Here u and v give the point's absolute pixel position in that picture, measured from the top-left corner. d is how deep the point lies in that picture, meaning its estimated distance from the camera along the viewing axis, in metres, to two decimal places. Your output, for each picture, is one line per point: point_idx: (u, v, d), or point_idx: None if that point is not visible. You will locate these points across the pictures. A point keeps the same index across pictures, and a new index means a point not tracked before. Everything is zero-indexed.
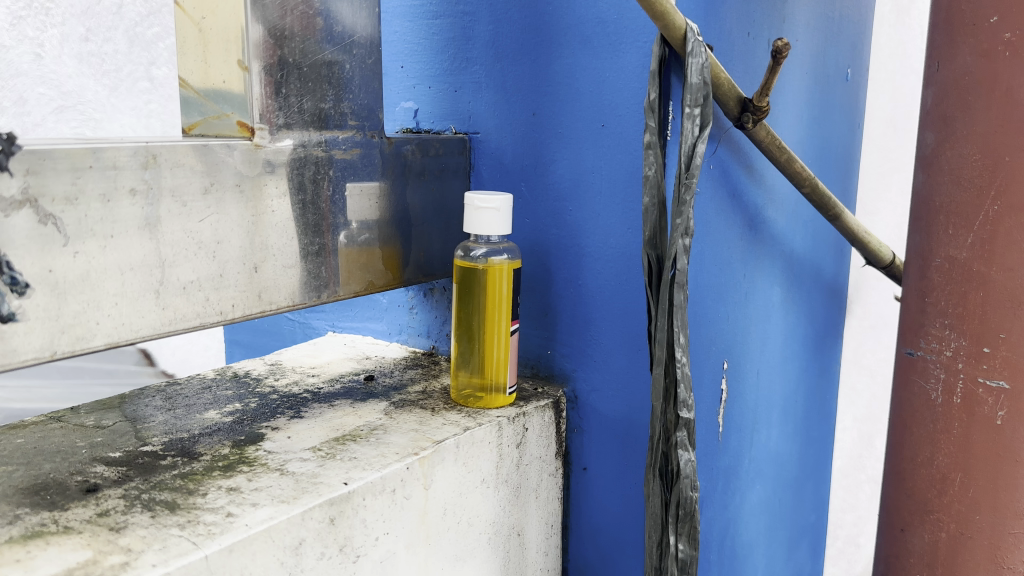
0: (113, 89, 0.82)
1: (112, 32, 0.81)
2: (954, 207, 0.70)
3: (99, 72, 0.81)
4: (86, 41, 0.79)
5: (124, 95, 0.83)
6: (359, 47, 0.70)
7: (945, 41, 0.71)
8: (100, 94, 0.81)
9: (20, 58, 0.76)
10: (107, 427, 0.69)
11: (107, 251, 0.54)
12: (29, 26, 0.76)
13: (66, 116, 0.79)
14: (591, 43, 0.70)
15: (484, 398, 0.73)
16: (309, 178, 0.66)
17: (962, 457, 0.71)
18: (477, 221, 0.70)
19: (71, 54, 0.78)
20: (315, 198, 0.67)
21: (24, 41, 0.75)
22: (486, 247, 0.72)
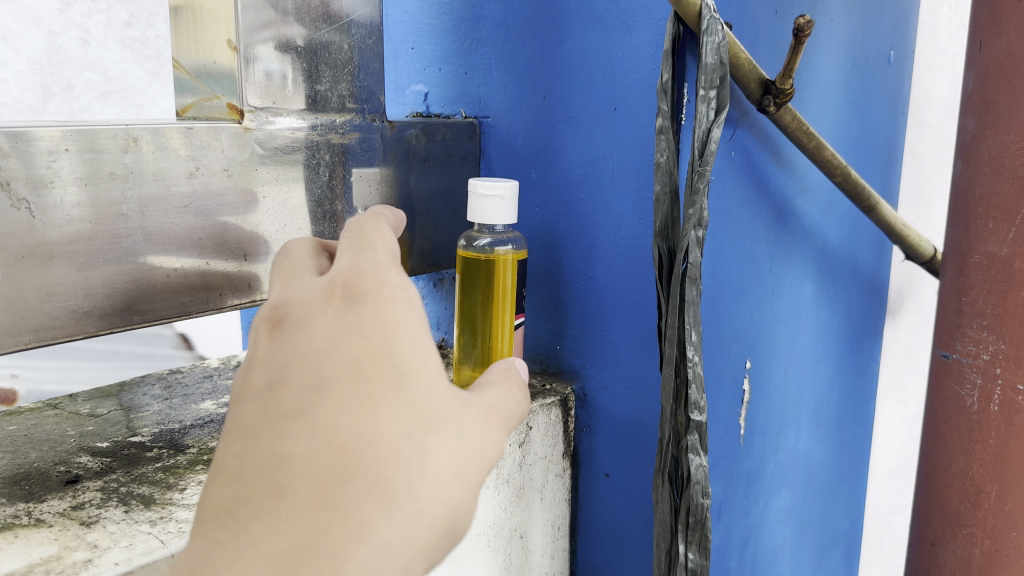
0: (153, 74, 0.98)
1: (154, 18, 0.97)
2: (995, 199, 0.65)
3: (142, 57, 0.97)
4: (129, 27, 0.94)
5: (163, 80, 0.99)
6: (360, 27, 0.66)
7: (987, 19, 0.65)
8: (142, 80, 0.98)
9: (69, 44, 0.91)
10: (101, 415, 0.68)
11: (85, 237, 0.53)
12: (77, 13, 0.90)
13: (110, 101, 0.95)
14: (603, 21, 0.66)
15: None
16: (326, 163, 0.66)
17: (999, 469, 0.67)
18: (479, 210, 0.67)
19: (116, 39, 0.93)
20: (331, 181, 0.66)
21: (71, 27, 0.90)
22: (491, 236, 0.69)
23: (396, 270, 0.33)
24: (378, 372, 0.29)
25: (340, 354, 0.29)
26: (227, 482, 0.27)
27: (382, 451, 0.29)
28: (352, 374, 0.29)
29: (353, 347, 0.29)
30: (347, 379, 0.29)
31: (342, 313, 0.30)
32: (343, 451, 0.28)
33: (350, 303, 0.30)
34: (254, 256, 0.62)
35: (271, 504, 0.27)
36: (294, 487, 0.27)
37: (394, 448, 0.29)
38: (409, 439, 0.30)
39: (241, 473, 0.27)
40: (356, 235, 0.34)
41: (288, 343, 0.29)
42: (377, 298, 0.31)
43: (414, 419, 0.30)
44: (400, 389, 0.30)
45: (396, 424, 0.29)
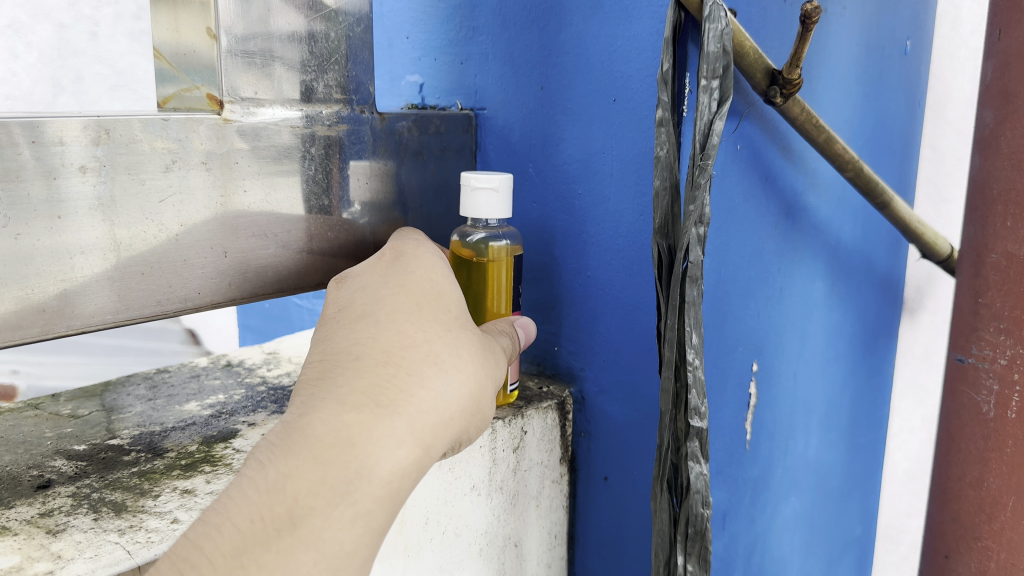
0: None
1: None
2: (1015, 195, 0.61)
3: None
4: None
5: None
6: (348, 15, 0.64)
7: (1007, 6, 0.62)
8: None
9: None
10: (81, 417, 0.66)
11: (56, 234, 0.50)
12: None
13: None
14: (601, 8, 0.63)
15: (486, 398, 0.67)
16: (318, 155, 0.63)
17: (1016, 480, 0.63)
18: (472, 202, 0.64)
19: None
20: (320, 175, 0.64)
21: None
22: (484, 231, 0.65)
23: (427, 255, 0.56)
24: (426, 313, 0.50)
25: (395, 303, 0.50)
26: (327, 366, 0.48)
27: (415, 361, 0.48)
28: (400, 317, 0.50)
29: (411, 294, 0.52)
30: (398, 294, 0.51)
31: (396, 271, 0.54)
32: (394, 366, 0.47)
33: (398, 266, 0.54)
34: (235, 254, 0.60)
35: (350, 364, 0.47)
36: (363, 367, 0.47)
37: (439, 338, 0.49)
38: (433, 369, 0.48)
39: (331, 357, 0.48)
40: (396, 249, 0.57)
41: (364, 293, 0.52)
42: (426, 268, 0.54)
43: (432, 356, 0.48)
44: (440, 326, 0.50)
45: (436, 354, 0.49)
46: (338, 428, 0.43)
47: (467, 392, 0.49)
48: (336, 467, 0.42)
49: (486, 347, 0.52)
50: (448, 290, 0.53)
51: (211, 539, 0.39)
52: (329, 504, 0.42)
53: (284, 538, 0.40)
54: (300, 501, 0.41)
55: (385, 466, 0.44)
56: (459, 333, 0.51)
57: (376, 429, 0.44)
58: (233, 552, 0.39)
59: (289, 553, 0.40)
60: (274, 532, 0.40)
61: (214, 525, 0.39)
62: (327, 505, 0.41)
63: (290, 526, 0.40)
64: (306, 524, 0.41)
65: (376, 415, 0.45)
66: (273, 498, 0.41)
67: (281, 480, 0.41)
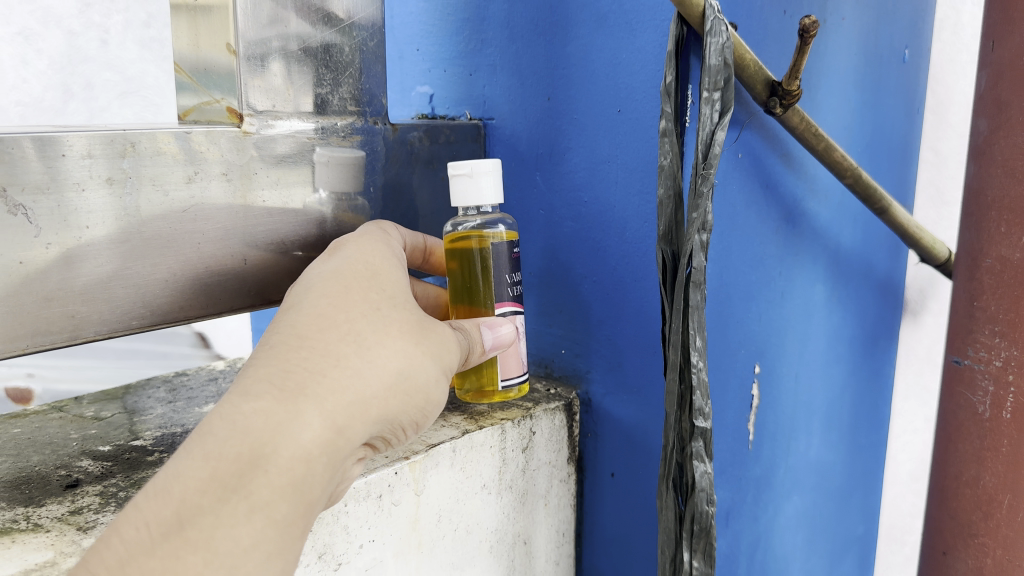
0: None
1: None
2: (1008, 202, 0.63)
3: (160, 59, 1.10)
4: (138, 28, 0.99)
5: None
6: (361, 29, 0.66)
7: (1001, 17, 0.64)
8: None
9: None
10: (104, 418, 0.68)
11: (84, 244, 0.53)
12: None
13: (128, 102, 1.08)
14: (606, 22, 0.65)
15: (484, 391, 0.66)
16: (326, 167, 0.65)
17: (1011, 478, 0.65)
18: (457, 191, 0.65)
19: None
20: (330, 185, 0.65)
21: None
22: (478, 219, 0.67)
23: (365, 245, 0.55)
24: (352, 294, 0.49)
25: (322, 286, 0.50)
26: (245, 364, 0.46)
27: (331, 343, 0.46)
28: (326, 299, 0.49)
29: (341, 279, 0.51)
30: (330, 280, 0.51)
31: (334, 259, 0.54)
32: (305, 351, 0.45)
33: (338, 256, 0.54)
34: (254, 261, 0.62)
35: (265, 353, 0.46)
36: (274, 356, 0.45)
37: (363, 319, 0.48)
38: (350, 348, 0.46)
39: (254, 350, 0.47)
40: (333, 245, 0.57)
41: (300, 283, 0.51)
42: (365, 255, 0.54)
43: (353, 335, 0.47)
44: (366, 307, 0.49)
45: (357, 334, 0.47)
46: (236, 419, 0.41)
47: (390, 371, 0.48)
48: (229, 459, 0.40)
49: (420, 325, 0.51)
50: (380, 274, 0.53)
51: (98, 553, 0.36)
52: (219, 500, 0.39)
53: (172, 541, 0.37)
54: (187, 501, 0.38)
55: (288, 452, 0.41)
56: (387, 315, 0.49)
57: (280, 415, 0.42)
58: (120, 563, 0.36)
59: (177, 557, 0.37)
60: (160, 535, 0.37)
61: (102, 538, 0.37)
62: (218, 501, 0.39)
63: (178, 528, 0.38)
64: (195, 525, 0.38)
65: (281, 400, 0.42)
66: (160, 501, 0.38)
67: (170, 482, 0.39)
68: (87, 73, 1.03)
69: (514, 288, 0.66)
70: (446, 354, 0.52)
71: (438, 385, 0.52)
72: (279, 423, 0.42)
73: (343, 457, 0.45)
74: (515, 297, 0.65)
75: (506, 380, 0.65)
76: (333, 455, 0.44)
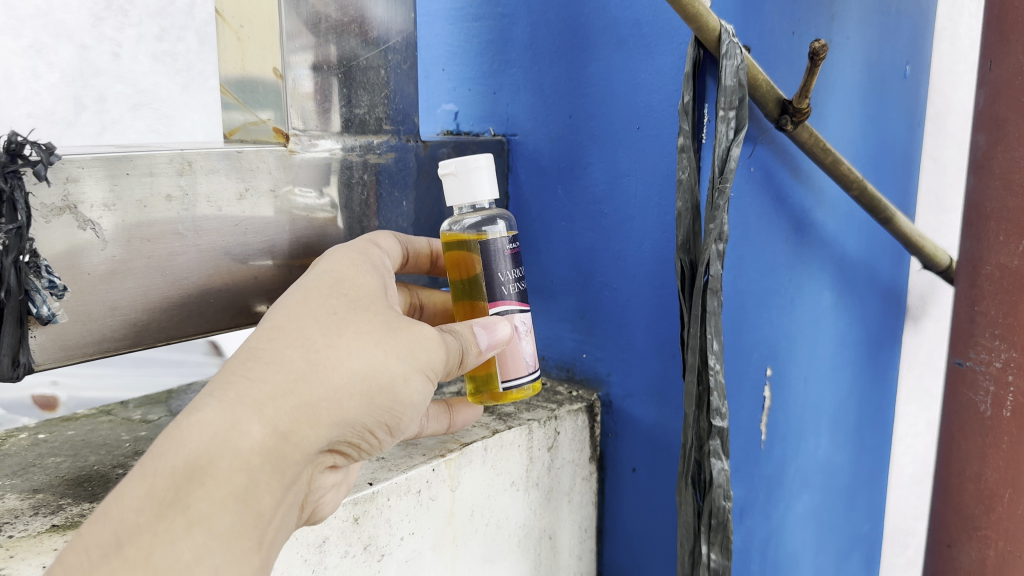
0: (184, 87, 1.05)
1: (184, 32, 1.03)
2: (1006, 213, 0.67)
3: (170, 70, 1.03)
4: (160, 41, 1.01)
5: (194, 92, 1.06)
6: (395, 52, 0.70)
7: (996, 39, 0.68)
8: (173, 92, 1.04)
9: (100, 56, 0.96)
10: (152, 421, 0.72)
11: (146, 258, 0.56)
12: (109, 27, 0.96)
13: (140, 113, 1.02)
14: (625, 44, 0.69)
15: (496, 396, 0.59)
16: (354, 182, 0.68)
17: (1012, 473, 0.69)
18: (453, 188, 0.60)
19: (147, 52, 1.00)
20: (357, 201, 0.69)
21: (103, 41, 0.96)
22: (477, 215, 0.59)
23: (338, 251, 0.52)
24: (312, 299, 0.46)
25: (286, 293, 0.47)
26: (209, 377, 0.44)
27: (281, 347, 0.43)
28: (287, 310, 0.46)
29: (306, 286, 0.48)
30: (296, 288, 0.48)
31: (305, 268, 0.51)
32: (251, 360, 0.43)
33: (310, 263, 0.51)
34: (298, 273, 0.66)
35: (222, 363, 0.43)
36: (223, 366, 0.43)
37: (320, 320, 0.45)
38: (296, 351, 0.43)
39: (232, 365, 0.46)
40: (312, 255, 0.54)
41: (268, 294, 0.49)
42: (334, 260, 0.51)
43: (302, 343, 0.44)
44: (324, 309, 0.46)
45: (309, 342, 0.44)
46: (177, 431, 0.39)
47: (343, 373, 0.45)
48: (165, 475, 0.37)
49: (380, 326, 0.47)
50: (350, 278, 0.49)
51: None
52: (157, 517, 0.37)
53: (111, 563, 0.35)
54: (125, 521, 0.36)
55: (226, 463, 0.39)
56: (348, 316, 0.46)
57: (222, 422, 0.40)
58: None
59: None
60: (99, 558, 0.35)
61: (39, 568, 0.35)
62: (155, 519, 0.36)
63: (117, 548, 0.35)
64: (134, 543, 0.36)
65: (224, 407, 0.40)
66: (98, 524, 0.36)
67: (107, 506, 0.36)
68: (99, 86, 0.97)
69: (516, 286, 0.59)
70: (418, 351, 0.48)
71: (410, 384, 0.48)
72: (220, 431, 0.39)
73: (295, 463, 0.42)
74: (519, 295, 0.58)
75: (515, 381, 0.59)
76: (279, 461, 0.42)
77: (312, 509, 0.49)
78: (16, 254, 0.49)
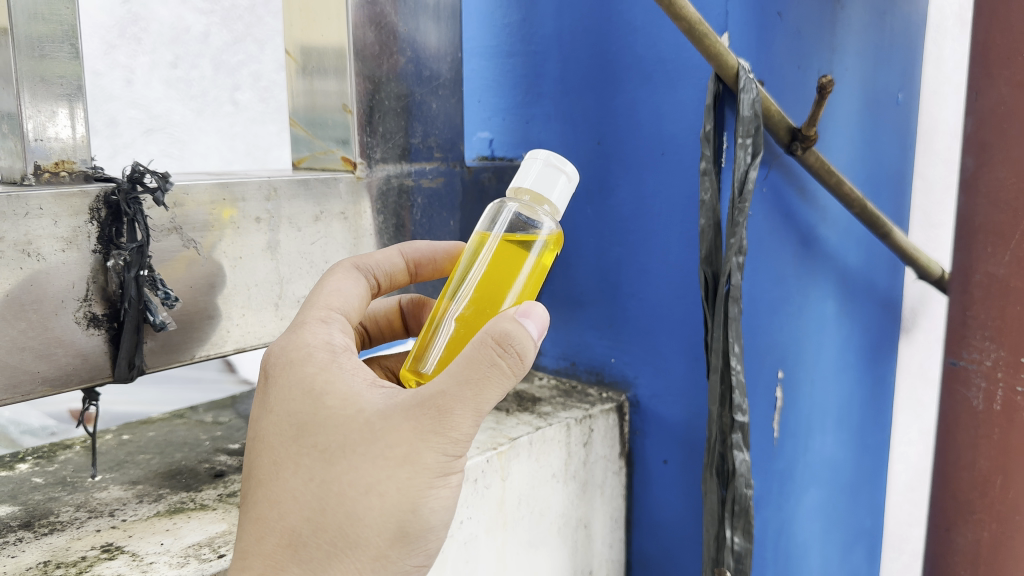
0: (199, 112, 1.11)
1: (199, 60, 1.10)
2: (993, 226, 0.76)
3: (185, 96, 1.09)
4: (173, 67, 1.07)
5: (209, 118, 1.11)
6: (445, 87, 0.79)
7: (981, 72, 0.76)
8: (187, 118, 1.09)
9: (113, 83, 1.02)
10: (223, 423, 0.79)
11: (236, 272, 0.64)
12: (121, 54, 1.02)
13: (153, 137, 1.06)
14: (650, 79, 0.77)
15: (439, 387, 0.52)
16: (393, 203, 0.75)
17: (1002, 460, 0.77)
18: (528, 176, 0.54)
19: (160, 79, 1.06)
20: (396, 220, 0.76)
21: (116, 67, 1.02)
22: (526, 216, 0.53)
23: (288, 370, 0.45)
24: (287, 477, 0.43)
25: (264, 471, 0.44)
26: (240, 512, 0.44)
27: (272, 554, 0.42)
28: (272, 485, 0.43)
29: (277, 455, 0.43)
30: (270, 454, 0.44)
31: (271, 403, 0.45)
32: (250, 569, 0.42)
33: (272, 395, 0.45)
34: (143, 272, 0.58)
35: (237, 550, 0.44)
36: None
37: (298, 501, 0.42)
38: (290, 554, 0.42)
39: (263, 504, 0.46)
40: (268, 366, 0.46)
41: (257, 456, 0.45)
42: (291, 389, 0.44)
43: (291, 537, 0.42)
44: (299, 487, 0.42)
45: (302, 532, 0.42)
46: None
47: (348, 545, 0.42)
48: None
49: (367, 458, 0.42)
50: (319, 397, 0.43)
51: None
52: None
53: None
54: None
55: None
56: (328, 482, 0.42)
57: None
58: None
59: None
60: None
61: None
62: None
63: None
64: None
65: None
66: None
67: None
68: (111, 111, 1.03)
69: None
70: (424, 467, 0.42)
71: (432, 497, 0.43)
72: None
73: None
74: None
75: None
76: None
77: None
78: (136, 268, 0.56)
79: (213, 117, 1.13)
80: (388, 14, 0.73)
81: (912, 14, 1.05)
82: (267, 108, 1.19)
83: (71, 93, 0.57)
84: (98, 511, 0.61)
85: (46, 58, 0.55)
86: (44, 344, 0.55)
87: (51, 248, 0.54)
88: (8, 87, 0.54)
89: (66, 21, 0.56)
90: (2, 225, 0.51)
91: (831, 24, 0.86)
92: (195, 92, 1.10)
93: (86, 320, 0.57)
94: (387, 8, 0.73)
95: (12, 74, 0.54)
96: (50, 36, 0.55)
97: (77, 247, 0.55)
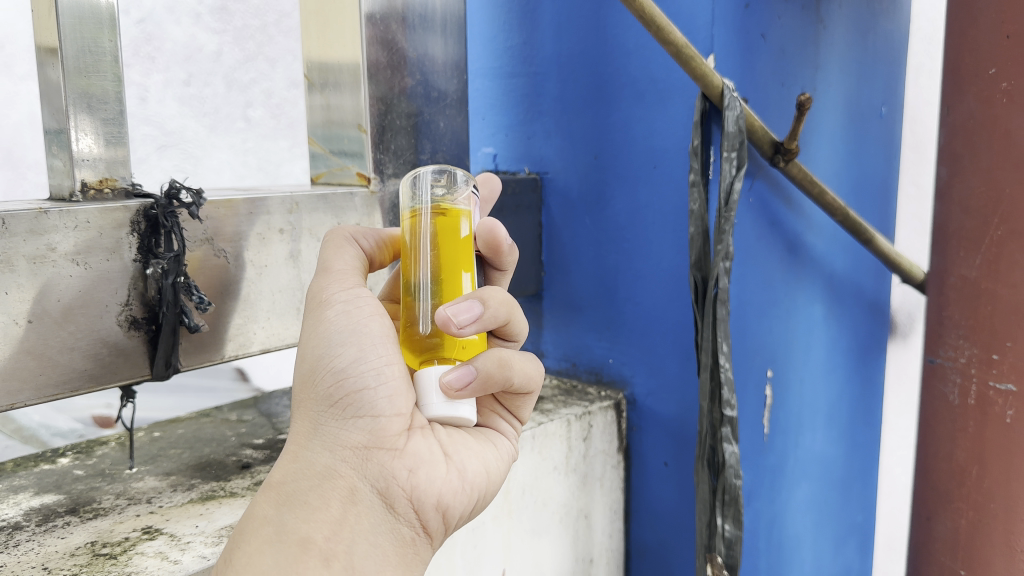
0: (212, 129, 1.16)
1: (212, 78, 1.15)
2: (964, 232, 0.81)
3: (198, 112, 1.14)
4: (186, 85, 1.12)
5: (220, 133, 1.17)
6: (451, 107, 0.85)
7: (952, 88, 0.82)
8: (200, 133, 1.15)
9: (130, 101, 1.07)
10: (247, 421, 0.85)
11: (261, 277, 0.70)
12: (137, 72, 1.07)
13: (166, 153, 1.11)
14: (642, 98, 0.83)
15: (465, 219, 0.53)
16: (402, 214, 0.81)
17: (978, 452, 0.81)
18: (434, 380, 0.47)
19: (175, 96, 1.11)
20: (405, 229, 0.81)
21: (133, 86, 1.07)
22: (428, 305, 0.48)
23: None
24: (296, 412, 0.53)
25: None
26: None
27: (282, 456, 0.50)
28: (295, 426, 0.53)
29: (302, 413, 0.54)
30: None
31: None
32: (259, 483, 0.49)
33: None
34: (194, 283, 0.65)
35: None
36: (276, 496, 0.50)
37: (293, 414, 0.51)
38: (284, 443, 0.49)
39: None
40: None
41: None
42: None
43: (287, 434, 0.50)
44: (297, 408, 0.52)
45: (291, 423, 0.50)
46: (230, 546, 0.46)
47: (301, 404, 0.49)
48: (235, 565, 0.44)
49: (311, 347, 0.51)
50: None
51: None
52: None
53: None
54: None
55: (249, 526, 0.45)
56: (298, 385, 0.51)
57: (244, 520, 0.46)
58: None
59: None
60: None
61: None
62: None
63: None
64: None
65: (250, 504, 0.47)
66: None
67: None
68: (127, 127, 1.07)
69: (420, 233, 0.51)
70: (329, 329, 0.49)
71: (338, 342, 0.48)
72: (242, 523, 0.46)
73: (317, 483, 0.46)
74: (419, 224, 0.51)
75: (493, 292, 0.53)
76: (297, 496, 0.46)
77: (414, 482, 0.48)
78: (174, 275, 0.62)
79: (225, 133, 1.19)
80: (399, 41, 0.79)
81: (895, 32, 1.11)
82: (278, 124, 1.25)
83: (113, 118, 0.63)
84: (137, 498, 0.66)
85: (90, 85, 0.61)
86: (91, 344, 0.60)
87: (98, 258, 0.60)
88: (57, 109, 0.61)
89: (107, 51, 0.62)
90: (54, 235, 0.57)
91: (814, 44, 0.92)
92: (208, 109, 1.15)
93: (127, 323, 0.62)
94: (398, 35, 0.79)
95: (61, 100, 0.60)
96: (95, 66, 0.61)
97: (120, 256, 0.61)
